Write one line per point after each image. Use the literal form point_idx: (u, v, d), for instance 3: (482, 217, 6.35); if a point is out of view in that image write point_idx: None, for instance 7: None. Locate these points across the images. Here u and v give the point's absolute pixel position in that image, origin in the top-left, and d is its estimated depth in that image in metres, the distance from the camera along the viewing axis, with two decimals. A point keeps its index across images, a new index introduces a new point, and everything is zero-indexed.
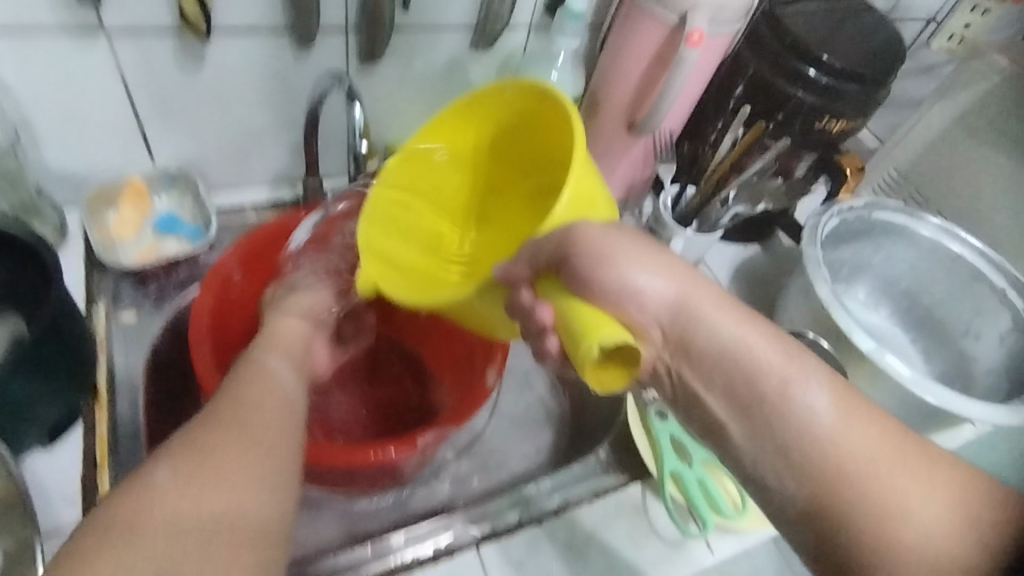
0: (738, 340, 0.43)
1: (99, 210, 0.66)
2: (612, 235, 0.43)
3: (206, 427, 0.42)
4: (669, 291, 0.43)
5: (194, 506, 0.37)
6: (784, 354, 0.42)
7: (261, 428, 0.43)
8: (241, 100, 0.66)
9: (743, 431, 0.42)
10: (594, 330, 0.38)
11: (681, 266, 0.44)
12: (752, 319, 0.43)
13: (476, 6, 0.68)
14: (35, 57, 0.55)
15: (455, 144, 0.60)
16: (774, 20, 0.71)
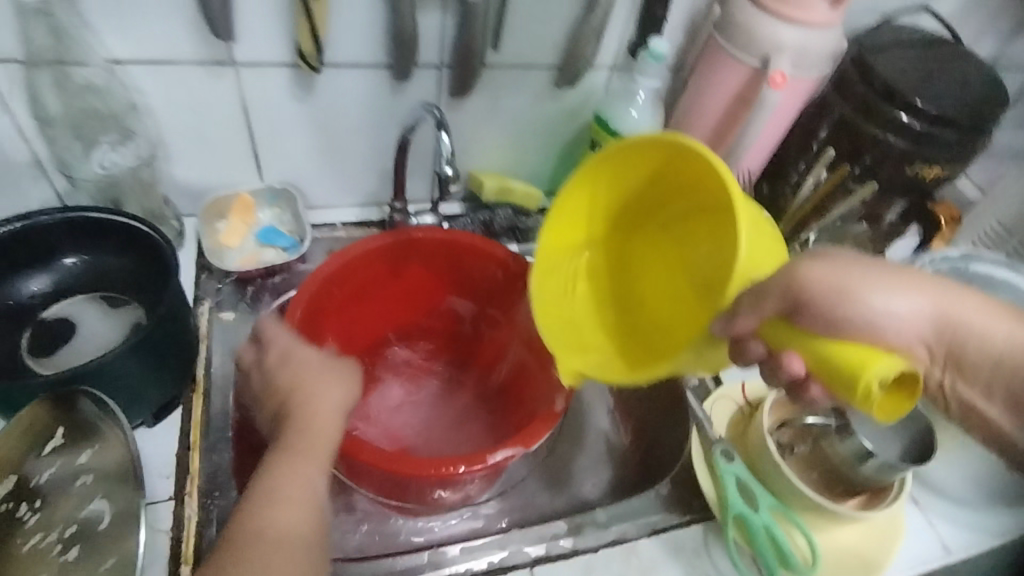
0: (993, 331, 0.41)
1: (211, 220, 0.73)
2: (846, 264, 0.42)
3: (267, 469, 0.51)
4: (921, 307, 0.41)
5: (267, 530, 0.47)
6: (1002, 317, 0.41)
7: (303, 449, 0.52)
8: (343, 128, 0.72)
9: (1004, 416, 0.43)
10: (866, 366, 0.37)
11: (915, 276, 0.42)
12: (995, 308, 0.42)
13: (562, 48, 0.72)
14: (178, 85, 0.63)
15: (593, 200, 0.64)
16: (863, 64, 0.70)
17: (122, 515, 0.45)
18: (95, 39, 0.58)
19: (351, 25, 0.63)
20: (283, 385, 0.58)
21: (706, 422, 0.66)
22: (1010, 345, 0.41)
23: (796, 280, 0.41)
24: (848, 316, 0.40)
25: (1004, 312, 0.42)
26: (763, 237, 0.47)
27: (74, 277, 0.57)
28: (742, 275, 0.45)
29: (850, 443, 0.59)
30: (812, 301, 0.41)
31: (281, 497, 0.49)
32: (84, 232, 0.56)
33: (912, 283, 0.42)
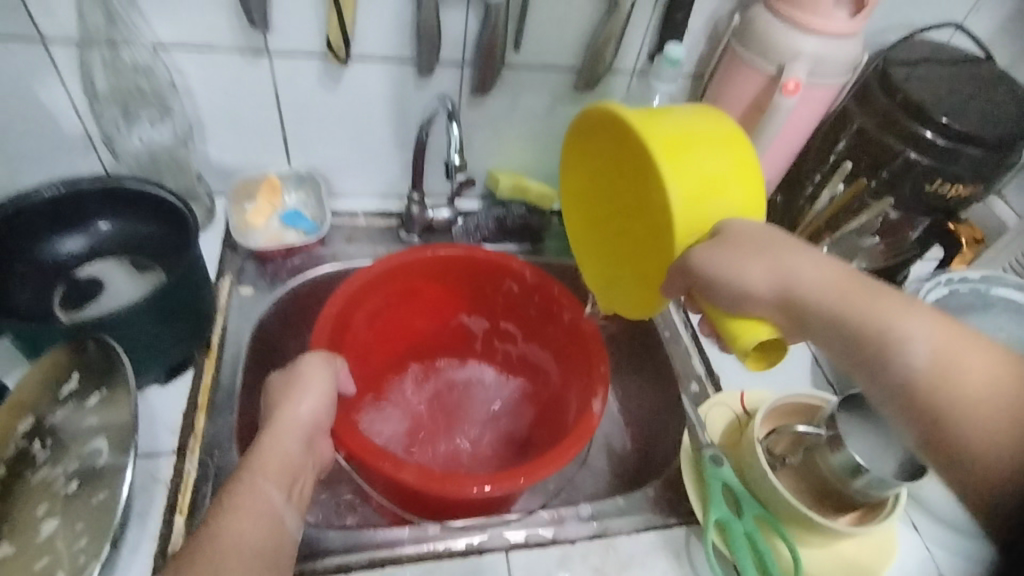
0: (831, 298, 0.45)
1: (241, 200, 0.78)
2: (742, 236, 0.46)
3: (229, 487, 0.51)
4: (778, 278, 0.45)
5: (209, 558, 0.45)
6: (853, 288, 0.45)
7: (265, 468, 0.52)
8: (368, 119, 0.76)
9: (867, 385, 0.44)
10: (742, 335, 0.45)
11: (773, 241, 0.46)
12: (834, 273, 0.46)
13: (582, 51, 0.74)
14: (214, 69, 0.68)
15: (580, 166, 0.67)
16: (886, 76, 0.69)
17: (119, 455, 0.48)
18: (144, 24, 0.63)
19: (379, 20, 0.66)
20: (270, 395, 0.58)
21: (698, 428, 0.66)
22: (867, 314, 0.44)
23: (689, 256, 0.47)
24: (727, 286, 0.45)
25: (880, 291, 0.45)
26: (717, 181, 0.49)
27: (106, 239, 0.62)
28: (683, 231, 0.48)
29: (841, 456, 0.57)
30: (697, 274, 0.46)
31: (239, 503, 0.49)
32: (115, 200, 0.60)
33: (782, 253, 0.46)
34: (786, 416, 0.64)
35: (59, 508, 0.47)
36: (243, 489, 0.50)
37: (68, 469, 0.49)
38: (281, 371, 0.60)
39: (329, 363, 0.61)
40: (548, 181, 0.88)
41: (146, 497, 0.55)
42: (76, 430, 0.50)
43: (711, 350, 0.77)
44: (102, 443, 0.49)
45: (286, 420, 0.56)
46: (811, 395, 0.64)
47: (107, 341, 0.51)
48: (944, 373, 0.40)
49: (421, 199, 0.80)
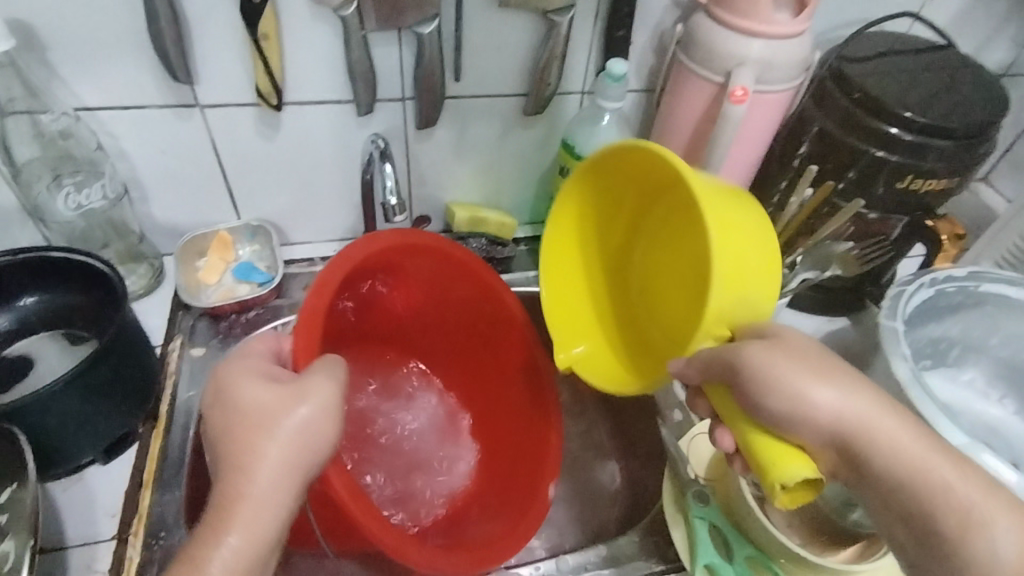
0: (897, 446, 0.41)
1: (191, 258, 0.75)
2: (796, 347, 0.43)
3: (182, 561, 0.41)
4: (841, 408, 0.41)
5: None
6: (923, 440, 0.41)
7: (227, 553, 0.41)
8: (313, 164, 0.73)
9: (911, 545, 0.41)
10: (778, 465, 0.40)
11: (846, 376, 0.43)
12: (910, 424, 0.42)
13: (527, 75, 0.71)
14: (143, 128, 0.65)
15: (571, 220, 0.66)
16: (842, 73, 0.66)
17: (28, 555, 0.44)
18: (64, 89, 0.61)
19: (308, 63, 0.64)
20: (237, 423, 0.45)
21: (679, 461, 0.61)
22: (935, 472, 0.40)
23: (741, 357, 0.42)
24: (784, 404, 0.41)
25: (953, 458, 0.41)
26: (745, 273, 0.45)
27: (33, 315, 0.59)
28: (716, 313, 0.45)
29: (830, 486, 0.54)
30: (754, 386, 0.41)
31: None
32: (41, 273, 0.58)
33: (850, 384, 0.43)
34: None
35: None
36: None
37: None
38: (258, 392, 0.46)
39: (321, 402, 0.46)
40: (512, 209, 0.85)
41: None
42: None
43: None
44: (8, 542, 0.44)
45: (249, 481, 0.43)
46: None
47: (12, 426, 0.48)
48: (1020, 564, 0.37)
49: None
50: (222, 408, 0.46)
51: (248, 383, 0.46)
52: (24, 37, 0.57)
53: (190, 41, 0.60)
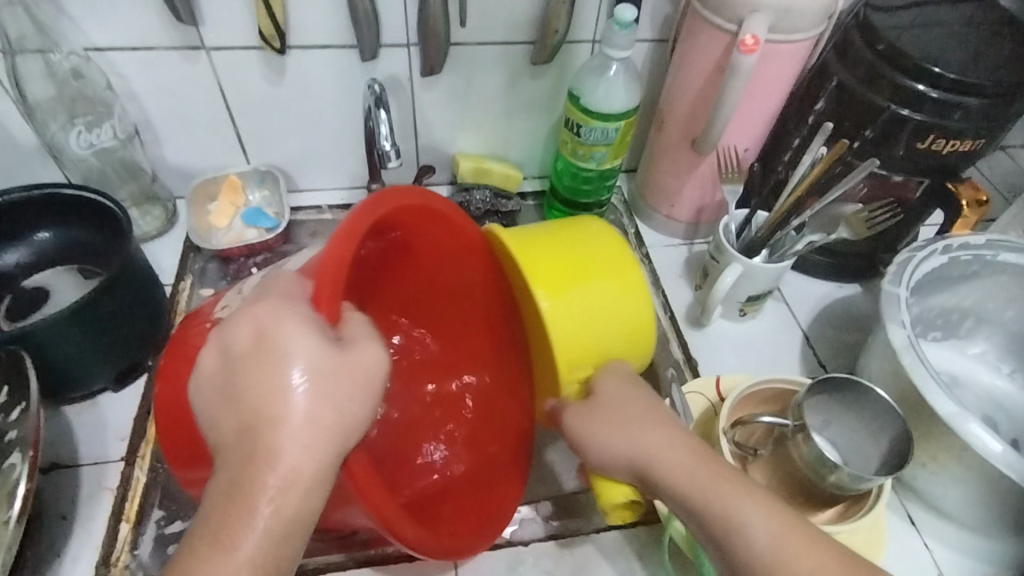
0: (669, 463, 0.46)
1: (203, 202, 0.76)
2: (601, 399, 0.52)
3: (214, 504, 0.36)
4: (627, 445, 0.49)
5: None
6: (698, 457, 0.46)
7: (277, 484, 0.36)
8: (318, 109, 0.73)
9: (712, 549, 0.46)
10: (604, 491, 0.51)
11: (631, 412, 0.50)
12: (688, 442, 0.47)
13: (534, 21, 0.69)
14: (151, 70, 0.66)
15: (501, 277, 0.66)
16: (868, 24, 0.62)
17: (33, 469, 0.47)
18: (73, 28, 0.62)
19: (311, 5, 0.64)
20: (265, 353, 0.39)
21: (680, 416, 0.60)
22: (707, 487, 0.45)
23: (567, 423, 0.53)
24: (598, 455, 0.50)
25: (725, 469, 0.45)
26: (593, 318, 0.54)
27: (48, 249, 0.62)
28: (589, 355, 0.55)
29: (810, 448, 0.53)
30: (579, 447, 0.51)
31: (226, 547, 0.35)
32: (55, 208, 0.60)
33: (653, 422, 0.49)
34: (757, 403, 0.60)
35: None
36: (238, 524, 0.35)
37: None
38: (294, 353, 0.39)
39: (369, 368, 0.42)
40: (519, 162, 0.84)
41: (91, 506, 0.56)
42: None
43: (690, 334, 0.73)
44: (18, 456, 0.48)
45: (282, 450, 0.37)
46: (785, 379, 0.59)
47: (20, 350, 0.51)
48: (770, 550, 0.41)
49: (382, 188, 0.77)
50: (258, 356, 0.39)
51: (288, 329, 0.39)
52: None
53: None
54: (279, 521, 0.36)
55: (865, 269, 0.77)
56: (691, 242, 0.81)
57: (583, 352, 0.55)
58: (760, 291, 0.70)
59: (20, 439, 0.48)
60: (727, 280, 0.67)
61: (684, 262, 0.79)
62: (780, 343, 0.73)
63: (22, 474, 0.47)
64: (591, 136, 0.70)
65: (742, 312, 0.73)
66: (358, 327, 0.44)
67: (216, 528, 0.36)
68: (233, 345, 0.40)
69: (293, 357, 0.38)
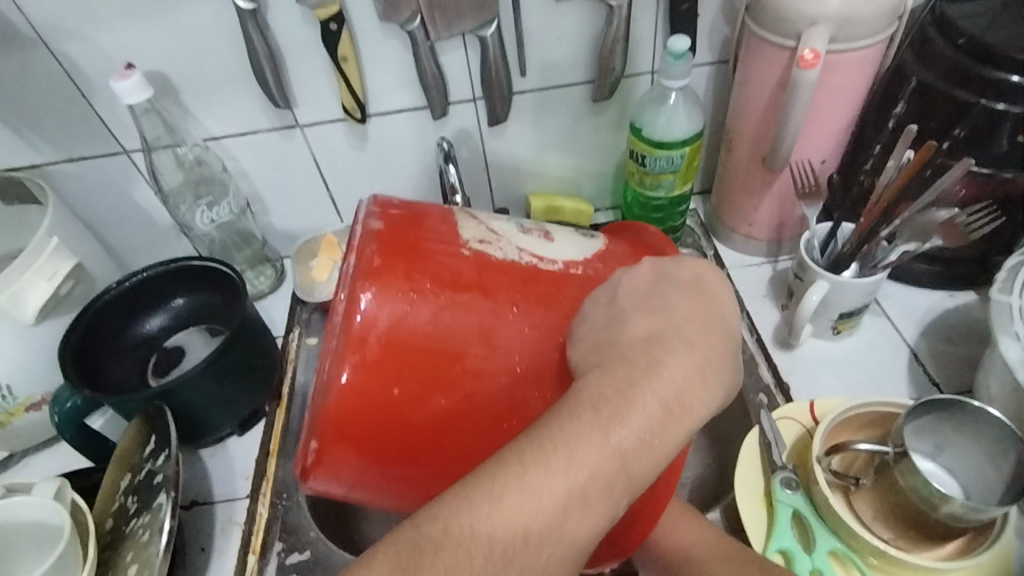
0: None
1: (306, 259, 0.84)
2: None
3: (598, 386, 0.36)
4: None
5: (563, 487, 0.33)
6: None
7: (669, 401, 0.36)
8: (399, 166, 0.80)
9: None
10: None
11: None
12: None
13: (591, 62, 0.72)
14: (257, 151, 0.76)
15: None
16: (943, 18, 0.58)
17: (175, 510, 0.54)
18: (194, 124, 0.72)
19: (387, 77, 0.70)
20: (678, 283, 0.41)
21: (772, 445, 0.58)
22: None
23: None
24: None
25: None
26: None
27: (182, 312, 0.72)
28: None
29: (916, 477, 0.49)
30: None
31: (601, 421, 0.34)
32: (186, 278, 0.70)
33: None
34: (855, 429, 0.56)
35: (135, 556, 0.54)
36: (629, 420, 0.35)
37: (142, 521, 0.56)
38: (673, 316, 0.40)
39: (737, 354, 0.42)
40: (590, 196, 0.86)
41: (225, 539, 0.63)
42: (150, 485, 0.57)
43: (780, 356, 0.70)
44: (164, 497, 0.55)
45: (667, 370, 0.37)
46: (884, 403, 0.55)
47: (162, 404, 0.60)
48: (670, 538, 0.55)
49: None
50: (689, 291, 0.41)
51: (716, 300, 0.42)
52: (162, 85, 0.68)
53: (286, 71, 0.69)
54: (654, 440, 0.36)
55: (976, 276, 0.71)
56: (775, 259, 0.78)
57: None
58: (852, 308, 0.66)
59: (166, 481, 0.56)
60: (814, 299, 0.64)
61: (769, 281, 0.77)
62: (883, 361, 0.69)
63: (167, 513, 0.54)
64: (657, 165, 0.70)
65: (836, 330, 0.69)
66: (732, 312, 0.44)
67: (594, 404, 0.35)
68: (653, 268, 0.42)
69: (718, 309, 0.41)
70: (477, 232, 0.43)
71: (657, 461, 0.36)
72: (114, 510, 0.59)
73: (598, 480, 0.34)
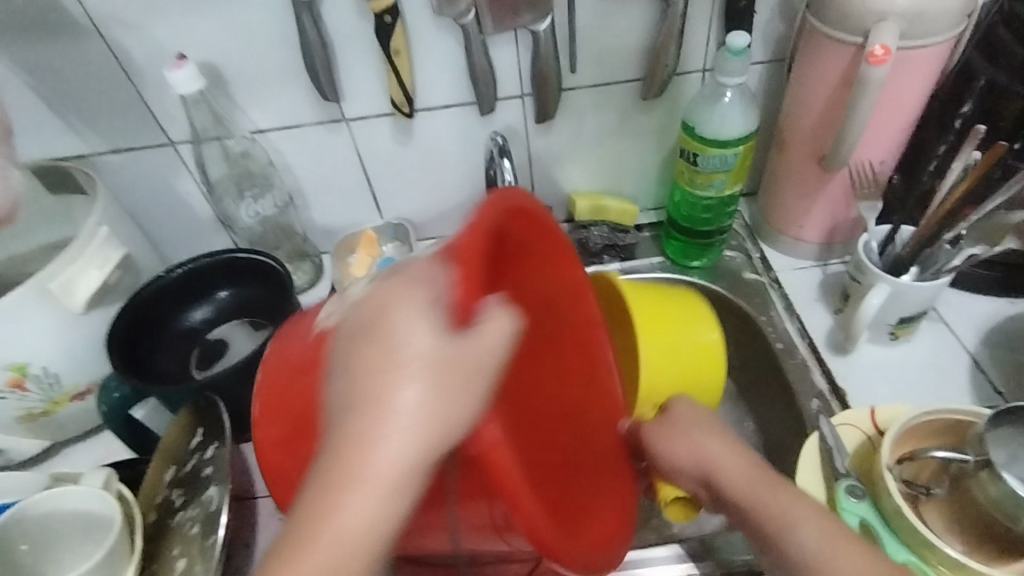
0: (722, 472, 0.50)
1: (345, 254, 0.84)
2: (676, 421, 0.54)
3: (343, 391, 0.34)
4: (700, 460, 0.51)
5: (363, 518, 0.32)
6: (752, 472, 0.49)
7: (359, 441, 0.33)
8: (443, 163, 0.79)
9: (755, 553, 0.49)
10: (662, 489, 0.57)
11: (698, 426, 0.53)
12: (733, 446, 0.51)
13: (642, 58, 0.71)
14: (303, 145, 0.76)
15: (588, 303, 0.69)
16: (1014, 15, 0.57)
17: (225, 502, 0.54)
18: (241, 117, 0.72)
19: (436, 72, 0.70)
20: (374, 317, 0.35)
21: (835, 451, 0.56)
22: (758, 493, 0.47)
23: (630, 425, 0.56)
24: (665, 453, 0.53)
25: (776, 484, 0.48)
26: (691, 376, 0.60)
27: (226, 305, 0.71)
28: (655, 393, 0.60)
29: (1000, 487, 0.47)
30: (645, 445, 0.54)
31: (360, 469, 0.33)
32: (231, 270, 0.70)
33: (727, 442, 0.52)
34: (923, 437, 0.54)
35: (187, 547, 0.54)
36: (362, 456, 0.33)
37: (193, 513, 0.55)
38: (411, 333, 0.34)
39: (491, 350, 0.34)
40: (634, 196, 0.85)
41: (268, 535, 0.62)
42: (201, 476, 0.57)
43: (834, 361, 0.68)
44: (215, 489, 0.55)
45: (396, 392, 0.33)
46: (951, 409, 0.53)
47: (214, 396, 0.59)
48: (816, 557, 0.43)
49: None
50: (369, 330, 0.34)
51: (402, 314, 0.34)
52: (212, 76, 0.68)
53: (337, 64, 0.68)
54: (396, 483, 0.33)
55: None
56: (825, 263, 0.76)
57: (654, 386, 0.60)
58: (912, 313, 0.64)
59: (216, 472, 0.56)
60: (875, 303, 0.62)
61: (819, 285, 0.75)
62: (943, 368, 0.67)
63: (218, 505, 0.54)
64: (709, 164, 0.69)
65: (893, 335, 0.67)
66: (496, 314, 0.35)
67: (342, 441, 0.33)
68: (397, 273, 0.36)
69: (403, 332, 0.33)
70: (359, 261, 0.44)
71: (395, 503, 0.33)
72: (159, 503, 0.58)
73: (366, 528, 0.33)
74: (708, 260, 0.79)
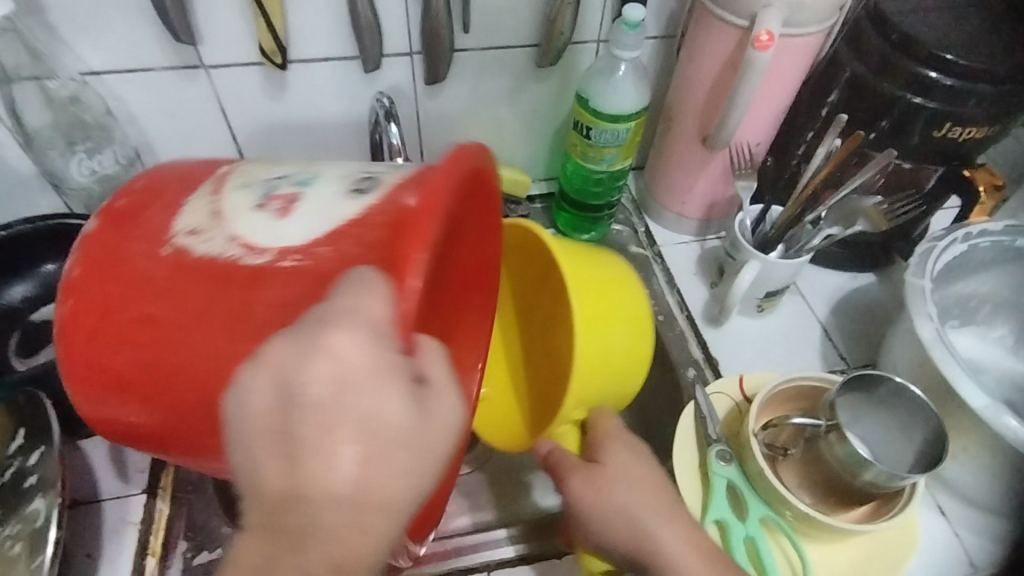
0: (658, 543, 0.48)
1: None
2: (613, 474, 0.51)
3: (259, 451, 0.29)
4: (637, 524, 0.49)
5: (340, 545, 0.29)
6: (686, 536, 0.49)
7: (324, 480, 0.28)
8: (323, 121, 0.72)
9: None
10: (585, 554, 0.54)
11: (636, 479, 0.51)
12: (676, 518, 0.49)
13: (536, 23, 0.68)
14: (148, 92, 0.65)
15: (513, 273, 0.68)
16: (879, 13, 0.61)
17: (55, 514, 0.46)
18: (68, 53, 0.60)
19: (312, 19, 0.62)
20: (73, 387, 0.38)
21: (707, 418, 0.60)
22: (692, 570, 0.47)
23: (550, 457, 0.53)
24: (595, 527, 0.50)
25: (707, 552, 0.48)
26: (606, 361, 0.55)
27: (53, 280, 0.60)
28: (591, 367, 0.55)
29: (845, 447, 0.52)
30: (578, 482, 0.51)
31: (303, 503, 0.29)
32: (58, 241, 0.59)
33: (645, 465, 0.52)
34: (783, 403, 0.60)
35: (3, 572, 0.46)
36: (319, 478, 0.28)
37: (11, 531, 0.47)
38: (398, 401, 0.30)
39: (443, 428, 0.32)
40: (526, 166, 0.83)
41: (116, 542, 0.55)
42: (22, 488, 0.48)
43: (709, 332, 0.73)
44: (41, 501, 0.47)
45: (313, 361, 0.29)
46: (812, 376, 0.58)
47: (37, 390, 0.50)
48: None
49: None
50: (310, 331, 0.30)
51: (341, 337, 0.30)
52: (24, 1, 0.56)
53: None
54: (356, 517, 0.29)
55: (879, 258, 0.76)
56: (703, 238, 0.80)
57: (596, 356, 0.55)
58: (779, 286, 0.70)
59: (44, 481, 0.48)
60: (746, 279, 0.67)
61: (698, 259, 0.79)
62: (799, 336, 0.73)
63: (45, 521, 0.46)
64: (602, 138, 0.69)
65: (760, 308, 0.73)
66: (438, 361, 0.33)
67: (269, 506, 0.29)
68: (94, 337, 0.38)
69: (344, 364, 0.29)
70: (223, 241, 0.38)
71: (400, 512, 0.30)
72: None
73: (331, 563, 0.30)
74: (597, 234, 0.80)
